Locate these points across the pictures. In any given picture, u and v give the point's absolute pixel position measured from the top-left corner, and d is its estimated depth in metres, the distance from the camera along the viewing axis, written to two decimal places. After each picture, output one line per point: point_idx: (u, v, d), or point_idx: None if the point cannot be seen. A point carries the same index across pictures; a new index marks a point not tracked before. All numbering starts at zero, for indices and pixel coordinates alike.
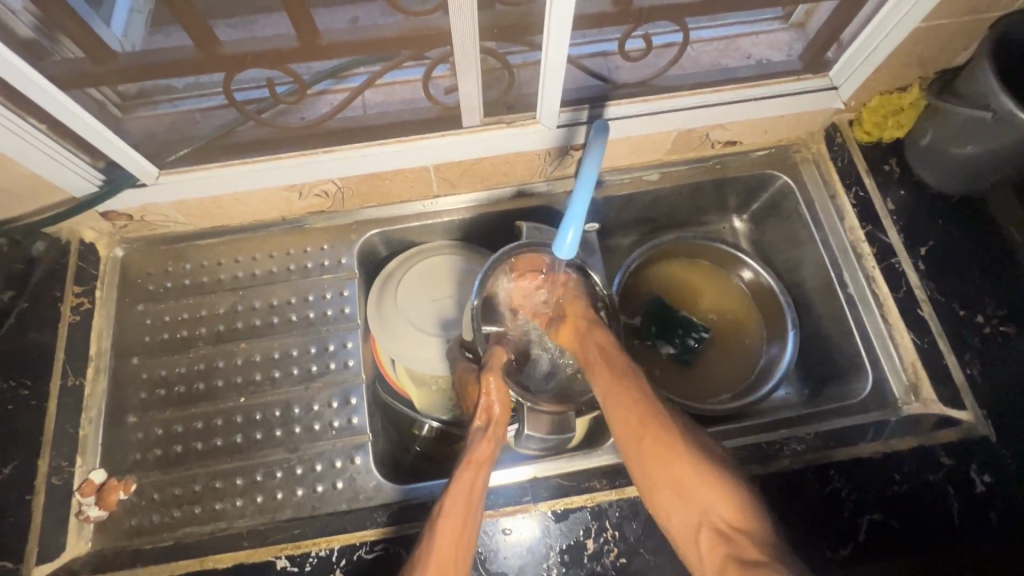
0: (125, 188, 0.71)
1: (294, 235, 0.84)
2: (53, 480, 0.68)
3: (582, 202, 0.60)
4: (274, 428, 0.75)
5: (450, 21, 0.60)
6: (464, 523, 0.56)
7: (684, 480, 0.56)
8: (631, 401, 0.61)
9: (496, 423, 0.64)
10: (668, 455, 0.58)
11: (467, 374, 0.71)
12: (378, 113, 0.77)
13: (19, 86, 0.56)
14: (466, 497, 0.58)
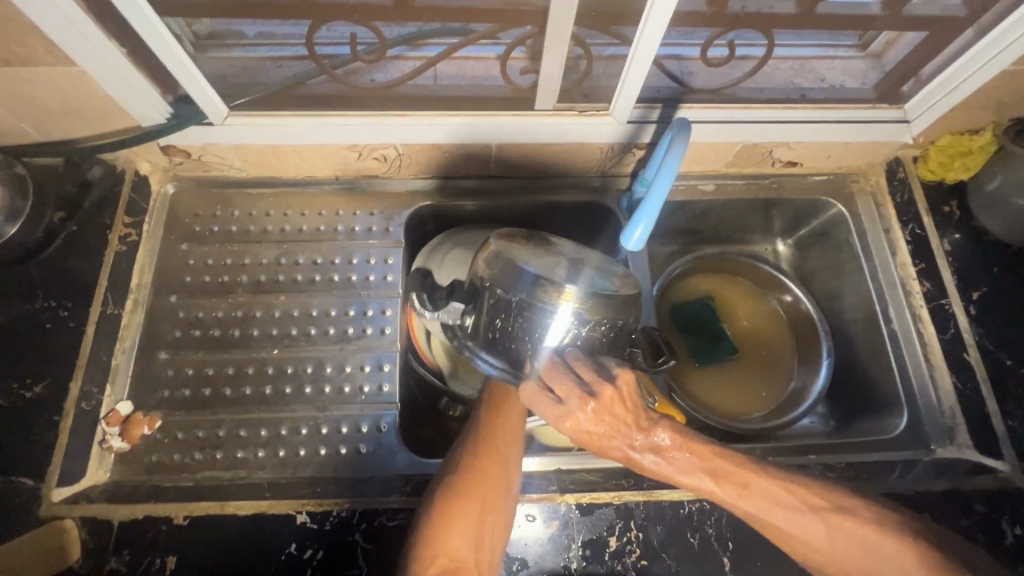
0: (192, 124, 0.70)
1: (345, 196, 0.84)
2: (82, 405, 0.66)
3: (653, 203, 0.65)
4: (304, 384, 0.74)
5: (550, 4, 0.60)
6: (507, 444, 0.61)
7: (832, 546, 0.55)
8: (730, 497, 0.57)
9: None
10: (801, 529, 0.55)
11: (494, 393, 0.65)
12: (450, 85, 0.77)
13: (119, 5, 0.55)
14: (504, 419, 0.62)
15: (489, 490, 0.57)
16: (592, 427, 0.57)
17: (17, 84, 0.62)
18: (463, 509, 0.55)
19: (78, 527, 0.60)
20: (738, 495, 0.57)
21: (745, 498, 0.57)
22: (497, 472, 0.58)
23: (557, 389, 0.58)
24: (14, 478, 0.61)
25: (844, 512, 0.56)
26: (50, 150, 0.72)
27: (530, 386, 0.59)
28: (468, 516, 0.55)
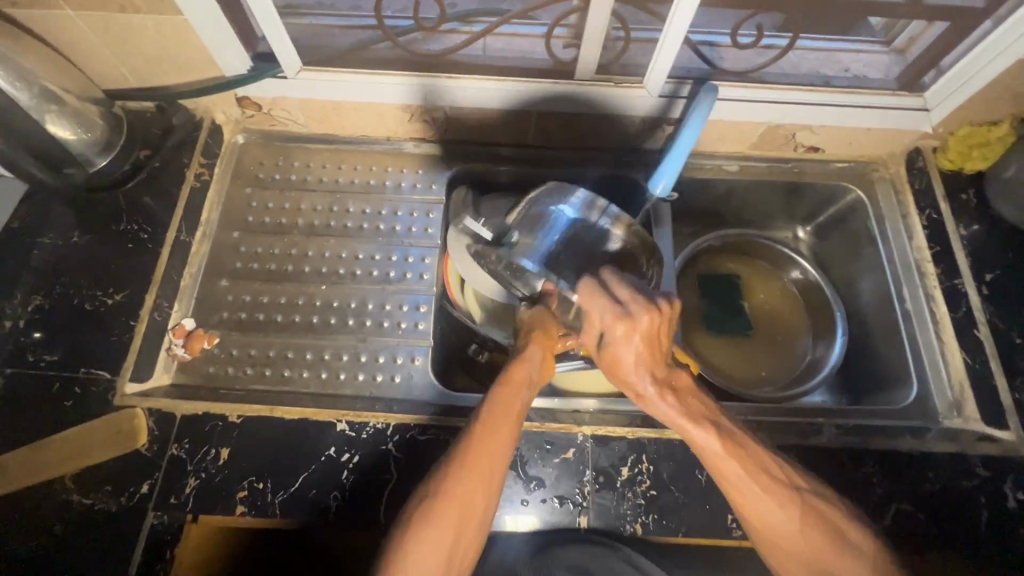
0: (269, 76, 0.79)
1: (394, 155, 0.92)
2: (155, 315, 0.74)
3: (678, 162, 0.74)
4: (348, 317, 0.81)
5: None
6: (499, 443, 0.57)
7: (793, 532, 0.56)
8: (721, 460, 0.58)
9: (540, 356, 0.63)
10: (774, 508, 0.56)
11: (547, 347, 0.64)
12: (497, 56, 0.84)
13: None
14: (501, 417, 0.58)
15: (461, 509, 0.54)
16: (629, 342, 0.58)
17: (127, 29, 0.71)
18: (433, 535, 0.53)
19: (146, 416, 0.67)
20: (728, 457, 0.57)
21: (733, 463, 0.57)
22: (484, 475, 0.56)
23: (610, 307, 0.58)
24: (95, 371, 0.69)
25: (823, 505, 0.57)
26: (144, 95, 0.81)
27: (590, 285, 0.60)
28: (446, 523, 0.54)
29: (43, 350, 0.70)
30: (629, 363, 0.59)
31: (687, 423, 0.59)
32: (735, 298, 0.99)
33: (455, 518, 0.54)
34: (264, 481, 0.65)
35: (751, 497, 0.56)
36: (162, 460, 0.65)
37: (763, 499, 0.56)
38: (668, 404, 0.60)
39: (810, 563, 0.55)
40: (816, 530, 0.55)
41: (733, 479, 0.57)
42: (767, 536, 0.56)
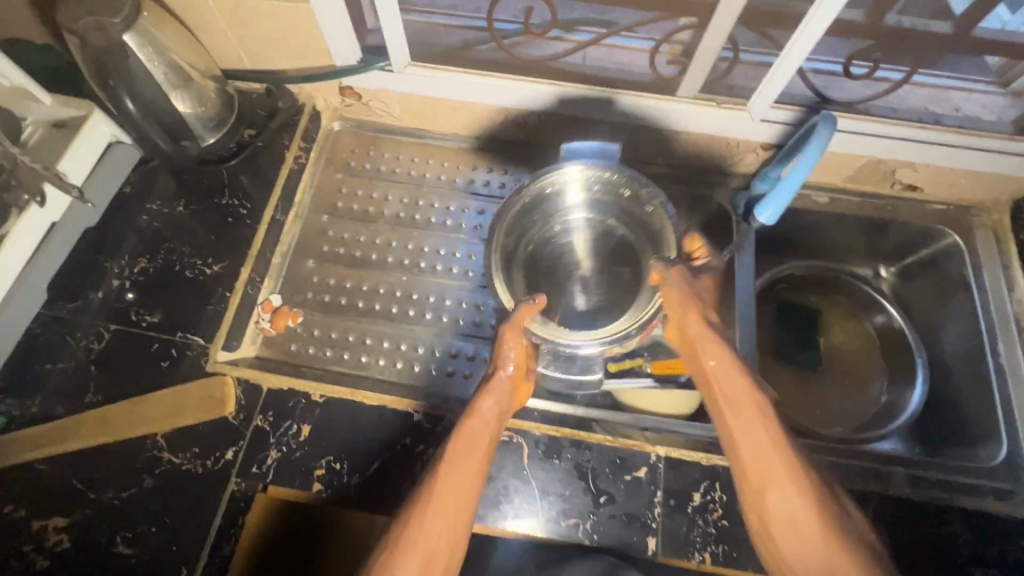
0: (376, 69, 0.81)
1: (481, 155, 0.93)
2: (248, 289, 0.77)
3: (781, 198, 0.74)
4: (425, 310, 0.82)
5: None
6: (467, 479, 0.58)
7: (811, 546, 0.51)
8: (754, 444, 0.56)
9: (508, 381, 0.63)
10: (800, 511, 0.52)
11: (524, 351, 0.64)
12: (597, 66, 0.84)
13: None
14: (468, 451, 0.59)
15: (418, 533, 0.54)
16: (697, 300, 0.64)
17: (256, 12, 0.74)
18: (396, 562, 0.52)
19: (234, 384, 0.70)
20: (767, 446, 0.55)
21: (766, 451, 0.55)
22: (446, 507, 0.56)
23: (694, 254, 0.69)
24: (191, 337, 0.72)
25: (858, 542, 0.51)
26: (256, 77, 0.84)
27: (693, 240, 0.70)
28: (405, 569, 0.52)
29: (144, 310, 0.73)
30: (690, 319, 0.63)
31: (727, 397, 0.59)
32: (811, 331, 0.96)
33: (415, 561, 0.52)
34: (341, 462, 0.66)
35: (774, 487, 0.54)
36: (246, 429, 0.67)
37: (789, 491, 0.53)
38: (711, 373, 0.61)
39: None
40: (845, 556, 0.50)
41: (758, 465, 0.55)
42: (789, 555, 0.52)
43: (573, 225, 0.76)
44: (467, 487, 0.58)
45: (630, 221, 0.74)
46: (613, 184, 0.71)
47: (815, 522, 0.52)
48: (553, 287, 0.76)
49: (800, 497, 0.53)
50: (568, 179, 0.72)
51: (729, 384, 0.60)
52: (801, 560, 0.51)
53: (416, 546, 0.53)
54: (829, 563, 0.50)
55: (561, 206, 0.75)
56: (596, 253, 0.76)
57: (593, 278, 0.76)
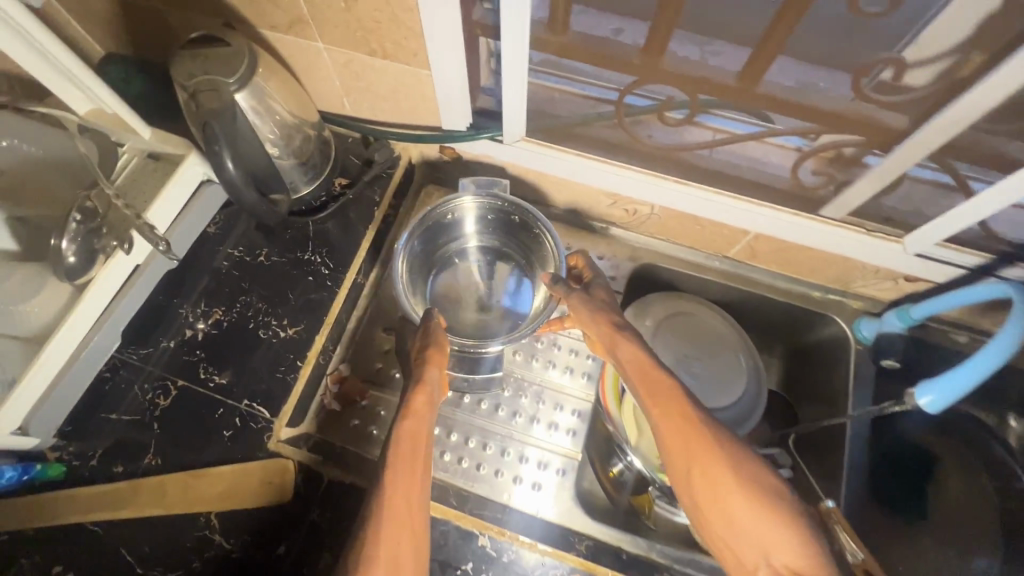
0: (486, 138, 0.74)
1: (578, 232, 0.85)
2: (320, 358, 0.73)
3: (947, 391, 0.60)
4: (498, 404, 0.76)
5: (922, 128, 0.56)
6: (414, 480, 0.54)
7: (738, 515, 0.49)
8: (680, 426, 0.54)
9: (438, 379, 0.64)
10: (721, 479, 0.51)
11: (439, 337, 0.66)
12: (730, 161, 0.74)
13: (506, 35, 0.59)
14: (409, 454, 0.56)
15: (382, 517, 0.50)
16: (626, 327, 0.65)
17: (371, 68, 0.68)
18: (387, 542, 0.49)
19: (294, 470, 0.66)
20: (681, 419, 0.54)
21: (684, 427, 0.54)
22: (408, 503, 0.52)
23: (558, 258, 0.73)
24: (257, 408, 0.68)
25: (778, 498, 0.49)
26: (357, 127, 0.80)
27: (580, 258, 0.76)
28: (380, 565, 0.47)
29: (213, 369, 0.70)
30: (621, 331, 0.64)
31: (644, 378, 0.59)
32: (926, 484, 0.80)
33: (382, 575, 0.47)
34: None
35: (700, 465, 0.51)
36: (302, 523, 0.63)
37: (711, 465, 0.51)
38: (634, 361, 0.61)
39: (758, 552, 0.47)
40: (768, 513, 0.48)
41: (677, 441, 0.53)
42: (721, 530, 0.50)
43: (467, 245, 0.81)
44: (410, 473, 0.54)
45: (520, 245, 0.79)
46: (495, 209, 0.76)
47: (740, 494, 0.49)
48: (453, 305, 0.80)
49: (720, 466, 0.51)
50: (465, 208, 0.76)
51: (645, 367, 0.59)
52: (731, 536, 0.49)
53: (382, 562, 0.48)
54: (757, 532, 0.47)
55: (455, 230, 0.79)
56: (483, 270, 0.81)
57: (489, 296, 0.80)
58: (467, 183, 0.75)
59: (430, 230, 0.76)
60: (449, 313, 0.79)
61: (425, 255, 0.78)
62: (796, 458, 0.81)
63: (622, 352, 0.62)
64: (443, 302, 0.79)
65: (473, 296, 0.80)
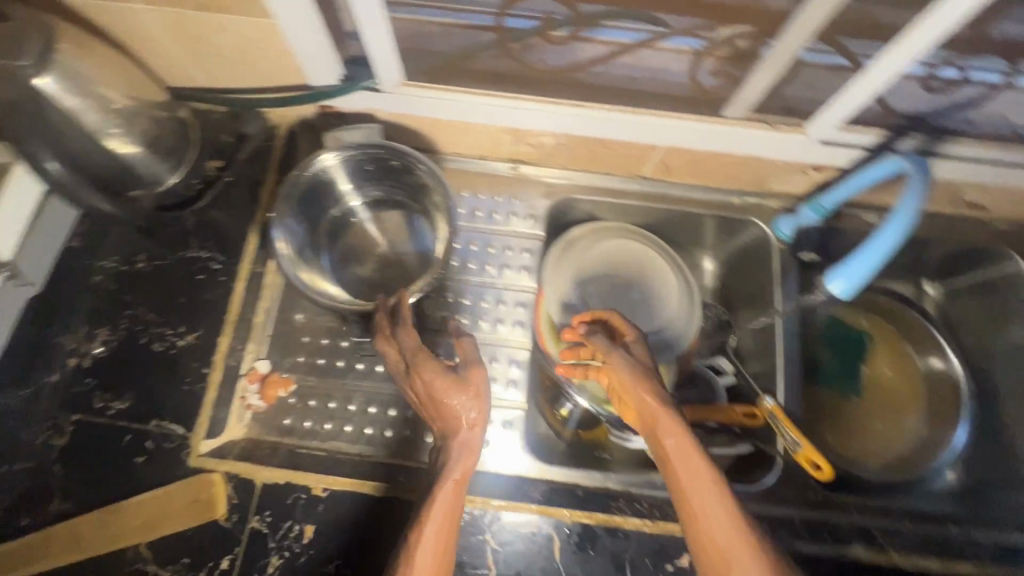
0: (362, 90, 0.67)
1: (489, 178, 0.80)
2: (229, 360, 0.67)
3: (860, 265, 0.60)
4: (434, 369, 0.73)
5: (800, 12, 0.54)
6: (448, 537, 0.47)
7: None
8: (718, 530, 0.43)
9: (472, 433, 0.51)
10: None
11: (436, 382, 0.53)
12: (626, 74, 0.70)
13: None
14: (451, 506, 0.48)
15: None
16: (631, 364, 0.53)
17: (208, 27, 0.60)
18: None
19: (225, 480, 0.61)
20: (719, 520, 0.44)
21: (722, 530, 0.43)
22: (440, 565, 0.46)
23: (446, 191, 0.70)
24: (168, 426, 0.63)
25: None
26: (214, 97, 0.70)
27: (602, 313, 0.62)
28: None
29: (110, 395, 0.64)
30: (644, 382, 0.51)
31: (674, 454, 0.47)
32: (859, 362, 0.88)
33: None
34: (352, 567, 0.59)
35: (733, 572, 0.42)
36: (240, 533, 0.60)
37: None
38: (659, 428, 0.49)
39: None
40: None
41: (713, 543, 0.43)
42: None
43: (354, 204, 0.75)
44: (444, 530, 0.47)
45: (407, 189, 0.74)
46: (367, 157, 0.70)
47: None
48: (351, 267, 0.73)
49: None
50: (334, 164, 0.70)
51: (674, 438, 0.48)
52: None
53: None
54: None
55: (336, 189, 0.73)
56: (378, 225, 0.75)
57: (393, 251, 0.74)
58: (333, 138, 0.70)
59: (304, 193, 0.69)
60: (344, 275, 0.73)
61: (309, 217, 0.71)
62: (738, 366, 0.80)
63: (646, 411, 0.50)
64: (335, 266, 0.73)
65: (376, 254, 0.74)
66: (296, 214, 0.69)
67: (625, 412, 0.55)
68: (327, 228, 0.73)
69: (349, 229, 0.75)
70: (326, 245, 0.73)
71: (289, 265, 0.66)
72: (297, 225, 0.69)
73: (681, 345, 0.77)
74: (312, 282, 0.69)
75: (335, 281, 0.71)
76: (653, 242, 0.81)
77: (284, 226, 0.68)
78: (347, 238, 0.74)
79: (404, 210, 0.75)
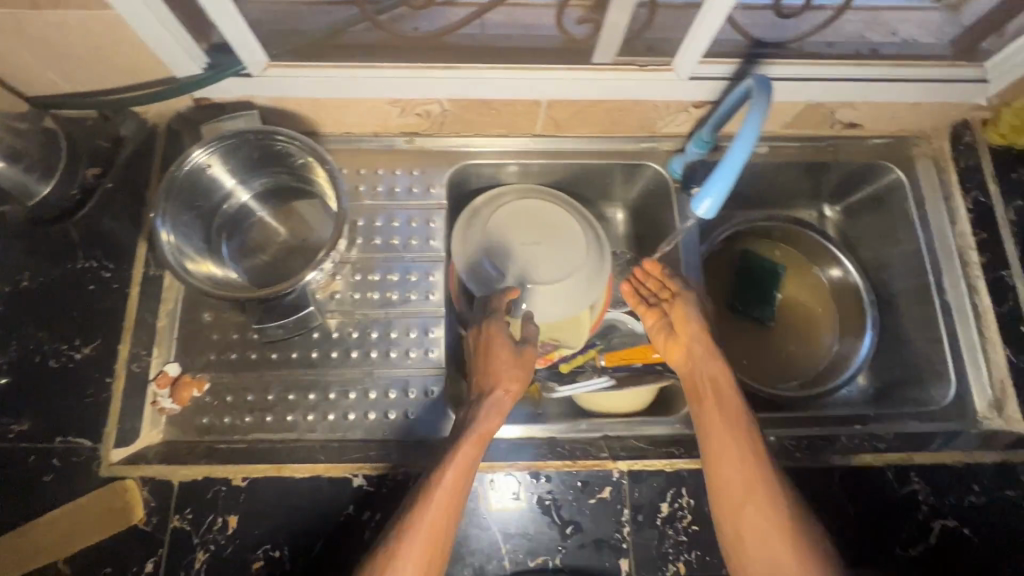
0: (230, 77, 0.66)
1: (386, 154, 0.80)
2: (133, 367, 0.66)
3: (722, 182, 0.59)
4: (350, 349, 0.73)
5: None
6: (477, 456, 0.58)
7: (739, 467, 0.59)
8: (719, 392, 0.65)
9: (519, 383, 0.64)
10: (738, 434, 0.61)
11: (497, 342, 0.66)
12: (498, 34, 0.72)
13: None
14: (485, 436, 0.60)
15: (456, 490, 0.56)
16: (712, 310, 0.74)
17: (49, 26, 0.58)
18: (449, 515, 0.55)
19: (138, 486, 0.61)
20: (722, 388, 0.65)
21: (718, 392, 0.65)
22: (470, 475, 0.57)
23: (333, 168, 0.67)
24: (75, 440, 0.62)
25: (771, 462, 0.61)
26: (82, 104, 0.68)
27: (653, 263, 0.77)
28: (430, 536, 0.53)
29: (9, 418, 0.62)
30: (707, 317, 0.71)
31: (702, 351, 0.68)
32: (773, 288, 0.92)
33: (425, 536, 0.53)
34: (280, 549, 0.60)
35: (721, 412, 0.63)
36: (164, 533, 0.59)
37: (730, 427, 0.62)
38: (709, 343, 0.69)
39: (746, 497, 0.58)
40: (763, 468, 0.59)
41: (715, 399, 0.64)
42: (722, 472, 0.60)
43: (246, 198, 0.74)
44: (479, 449, 0.59)
45: (296, 173, 0.73)
46: (250, 145, 0.69)
47: (750, 456, 0.60)
48: (251, 257, 0.74)
49: (739, 426, 0.62)
50: (215, 158, 0.68)
51: (705, 345, 0.68)
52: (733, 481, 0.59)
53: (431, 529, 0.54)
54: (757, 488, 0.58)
55: (224, 182, 0.71)
56: (277, 214, 0.76)
57: (293, 235, 0.75)
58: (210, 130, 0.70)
59: (189, 190, 0.67)
60: (246, 266, 0.73)
61: (199, 217, 0.70)
62: None
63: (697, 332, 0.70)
64: (236, 258, 0.73)
65: (280, 241, 0.75)
66: (183, 213, 0.67)
67: (669, 349, 0.72)
68: (223, 222, 0.73)
69: (245, 220, 0.75)
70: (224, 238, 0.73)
71: (189, 262, 0.66)
72: (183, 224, 0.67)
73: (593, 295, 0.79)
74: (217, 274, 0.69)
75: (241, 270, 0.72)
76: (559, 198, 0.81)
77: (178, 229, 0.66)
78: (244, 230, 0.75)
79: (300, 196, 0.76)
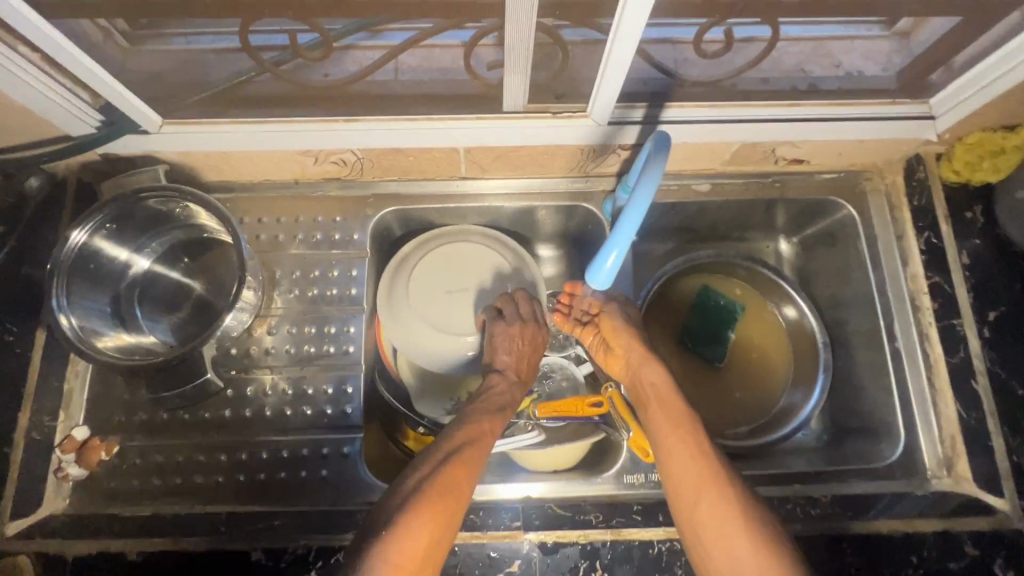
0: (124, 134, 0.64)
1: (307, 201, 0.78)
2: (33, 435, 0.65)
3: (626, 232, 0.56)
4: (264, 408, 0.71)
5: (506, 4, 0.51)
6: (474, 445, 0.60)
7: (687, 455, 0.59)
8: (664, 389, 0.65)
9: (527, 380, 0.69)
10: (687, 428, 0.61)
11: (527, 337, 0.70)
12: (411, 79, 0.69)
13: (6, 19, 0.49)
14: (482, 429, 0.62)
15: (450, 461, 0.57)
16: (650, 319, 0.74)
17: None
18: (431, 478, 0.55)
19: (31, 563, 0.60)
20: (662, 386, 0.65)
21: (665, 389, 0.65)
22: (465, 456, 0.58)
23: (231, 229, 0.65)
24: None
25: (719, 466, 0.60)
26: None
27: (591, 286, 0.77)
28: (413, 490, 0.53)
29: None
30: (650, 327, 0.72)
31: (642, 353, 0.69)
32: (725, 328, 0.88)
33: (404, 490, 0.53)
34: None
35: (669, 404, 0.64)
36: None
37: (679, 419, 0.62)
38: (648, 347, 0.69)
39: (695, 483, 0.57)
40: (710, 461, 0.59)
41: (659, 392, 0.65)
42: (672, 457, 0.59)
43: (145, 263, 0.72)
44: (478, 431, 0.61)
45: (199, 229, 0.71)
46: (144, 209, 0.67)
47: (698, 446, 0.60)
48: (158, 313, 0.71)
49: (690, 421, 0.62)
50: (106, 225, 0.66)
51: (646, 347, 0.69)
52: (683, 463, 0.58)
53: (410, 487, 0.54)
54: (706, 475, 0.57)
55: (123, 247, 0.70)
56: (185, 271, 0.73)
57: (202, 287, 0.73)
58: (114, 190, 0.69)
59: (83, 262, 0.66)
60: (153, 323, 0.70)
61: (99, 284, 0.68)
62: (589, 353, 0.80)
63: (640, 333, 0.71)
64: (142, 316, 0.70)
65: (191, 296, 0.73)
66: (80, 285, 0.65)
67: (610, 362, 0.71)
68: (128, 284, 0.71)
69: (153, 278, 0.72)
70: (129, 296, 0.71)
71: (96, 339, 0.64)
72: (80, 294, 0.65)
73: None
74: (121, 340, 0.67)
75: (149, 329, 0.70)
76: (493, 242, 0.78)
77: (72, 298, 0.64)
78: (152, 286, 0.72)
79: (205, 251, 0.74)
